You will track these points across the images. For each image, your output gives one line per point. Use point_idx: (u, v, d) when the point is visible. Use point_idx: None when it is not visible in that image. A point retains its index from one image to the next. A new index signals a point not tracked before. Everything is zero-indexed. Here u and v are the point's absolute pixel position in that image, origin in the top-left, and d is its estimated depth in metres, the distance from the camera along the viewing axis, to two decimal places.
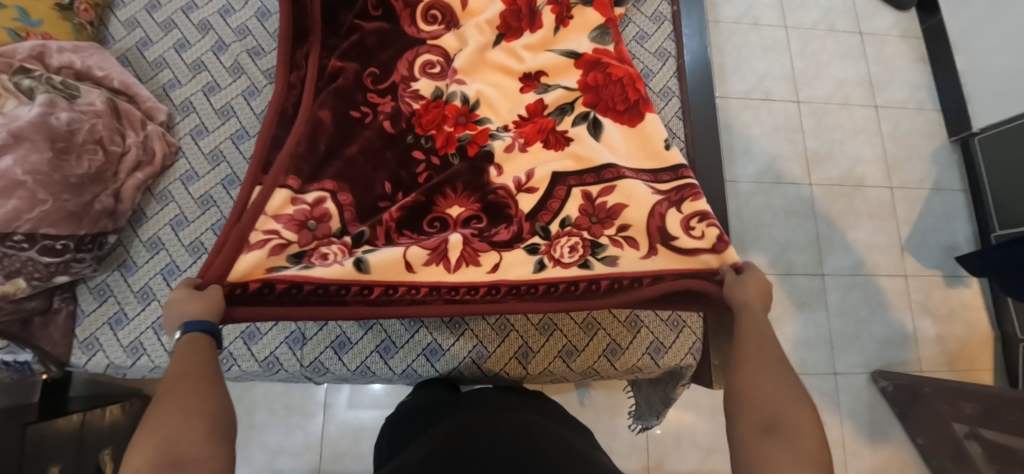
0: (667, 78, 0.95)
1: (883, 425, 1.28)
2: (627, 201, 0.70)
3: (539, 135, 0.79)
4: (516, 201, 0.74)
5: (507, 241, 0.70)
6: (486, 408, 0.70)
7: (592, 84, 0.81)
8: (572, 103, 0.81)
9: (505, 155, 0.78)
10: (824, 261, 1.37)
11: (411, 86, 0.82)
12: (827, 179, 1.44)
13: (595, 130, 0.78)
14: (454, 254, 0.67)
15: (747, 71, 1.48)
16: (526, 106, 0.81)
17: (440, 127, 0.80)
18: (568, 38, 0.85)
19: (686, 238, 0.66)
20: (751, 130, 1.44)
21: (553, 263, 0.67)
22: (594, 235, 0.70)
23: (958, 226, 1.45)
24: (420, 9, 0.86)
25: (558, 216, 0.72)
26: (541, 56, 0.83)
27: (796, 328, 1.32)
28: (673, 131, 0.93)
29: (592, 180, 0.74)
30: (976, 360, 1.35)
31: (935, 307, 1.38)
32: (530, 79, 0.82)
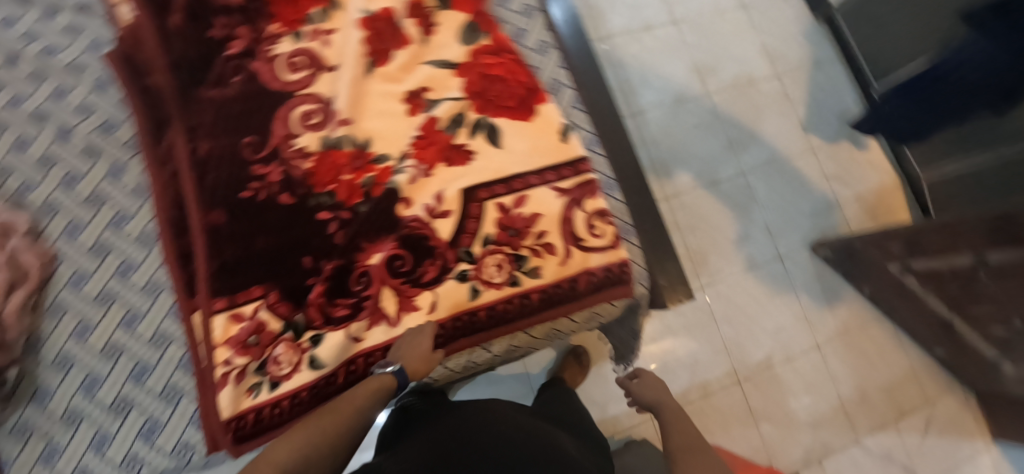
0: (540, 32, 0.94)
1: (833, 288, 1.39)
2: (539, 209, 0.80)
3: (440, 155, 0.81)
4: (433, 229, 0.78)
5: (436, 275, 0.77)
6: (484, 408, 0.73)
7: (476, 89, 0.84)
8: (462, 112, 0.83)
9: (412, 187, 0.79)
10: (740, 160, 1.44)
11: (294, 144, 0.80)
12: (721, 85, 1.50)
13: (493, 136, 0.83)
14: (390, 309, 0.75)
15: (622, 6, 1.51)
16: (419, 126, 0.82)
17: (339, 180, 0.79)
18: (440, 44, 0.85)
19: (591, 238, 0.80)
20: (641, 59, 1.48)
21: (486, 286, 0.77)
22: (515, 248, 0.79)
23: (843, 92, 1.56)
24: (281, 61, 0.83)
25: (478, 236, 0.79)
26: (418, 73, 0.84)
27: (735, 229, 1.39)
28: (558, 80, 0.91)
29: (503, 190, 0.80)
30: (892, 204, 1.48)
31: (846, 170, 1.49)
32: (416, 98, 0.84)
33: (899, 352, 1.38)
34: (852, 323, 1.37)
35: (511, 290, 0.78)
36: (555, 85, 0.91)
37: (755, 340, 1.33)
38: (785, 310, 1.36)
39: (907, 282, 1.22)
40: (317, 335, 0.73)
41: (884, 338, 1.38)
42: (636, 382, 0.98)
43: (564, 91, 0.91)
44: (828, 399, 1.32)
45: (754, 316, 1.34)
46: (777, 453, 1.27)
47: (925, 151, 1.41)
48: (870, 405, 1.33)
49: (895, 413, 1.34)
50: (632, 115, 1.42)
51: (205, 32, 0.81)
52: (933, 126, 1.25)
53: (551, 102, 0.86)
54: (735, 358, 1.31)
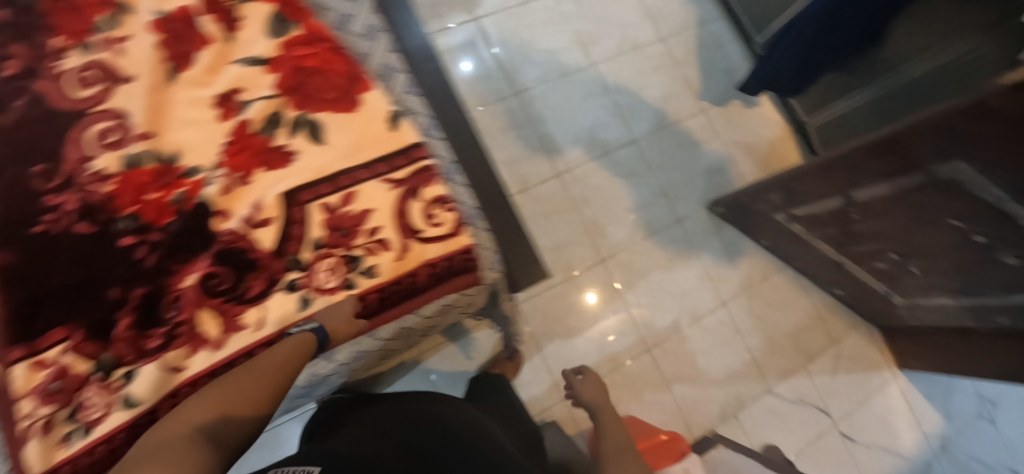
0: (367, 16, 0.90)
1: (733, 244, 1.40)
2: (369, 205, 0.76)
3: (257, 159, 0.76)
4: (253, 240, 0.74)
5: (263, 288, 0.73)
6: (423, 407, 0.71)
7: (292, 85, 0.79)
8: (278, 111, 0.78)
9: (225, 198, 0.74)
10: (632, 127, 1.42)
11: (91, 168, 0.73)
12: (605, 53, 1.47)
13: (314, 133, 0.78)
14: (212, 331, 0.71)
15: None
16: (230, 132, 0.77)
17: (144, 201, 0.73)
18: (246, 41, 0.79)
19: (428, 228, 0.76)
20: (521, 34, 1.43)
21: (317, 293, 0.73)
22: (348, 249, 0.75)
23: (729, 49, 1.56)
24: (69, 78, 0.75)
25: (306, 241, 0.74)
26: (226, 73, 0.78)
27: (631, 197, 1.37)
28: (390, 65, 0.87)
29: (327, 189, 0.75)
30: (784, 154, 1.50)
31: (738, 125, 1.49)
32: (228, 101, 0.77)
33: (803, 297, 1.40)
34: (755, 275, 1.39)
35: (346, 294, 0.74)
36: (386, 72, 0.86)
37: (661, 305, 1.32)
38: (689, 272, 1.35)
39: (794, 229, 1.23)
40: (130, 372, 0.68)
41: (787, 287, 1.40)
42: (580, 382, 1.05)
43: (397, 75, 0.86)
44: (739, 354, 1.33)
45: (658, 282, 1.33)
46: (693, 414, 1.28)
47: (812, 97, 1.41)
48: (780, 353, 1.35)
49: (804, 357, 1.37)
50: (516, 93, 1.37)
51: None
52: (816, 72, 1.26)
53: (377, 88, 0.82)
54: (643, 327, 1.30)
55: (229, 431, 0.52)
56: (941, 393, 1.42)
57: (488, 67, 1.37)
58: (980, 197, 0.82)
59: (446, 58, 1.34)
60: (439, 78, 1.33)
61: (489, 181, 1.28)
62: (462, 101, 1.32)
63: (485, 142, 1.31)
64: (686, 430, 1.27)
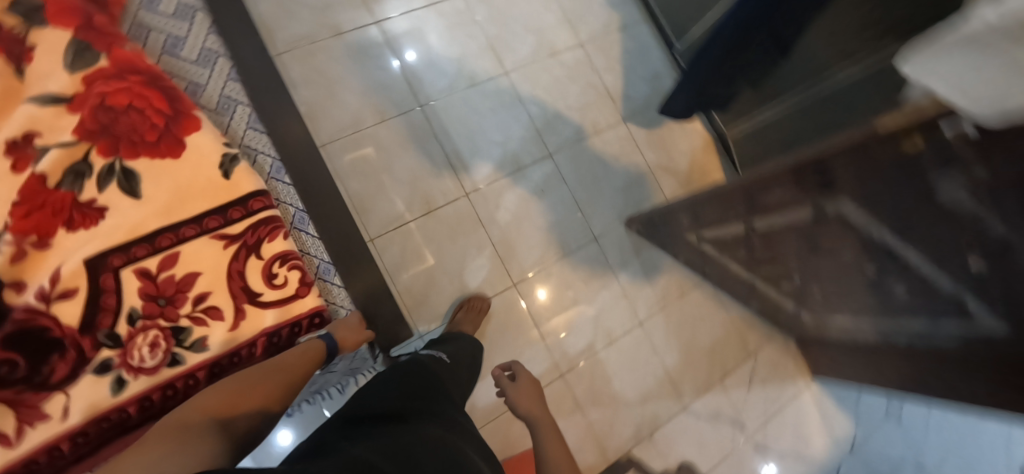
0: (204, 40, 0.87)
1: (651, 260, 1.36)
2: (196, 267, 0.66)
3: (58, 217, 0.65)
4: (55, 316, 0.63)
5: (70, 370, 0.62)
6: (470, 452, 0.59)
7: (99, 127, 0.67)
8: (85, 158, 0.67)
9: (17, 267, 0.62)
10: (546, 141, 1.35)
11: None
12: (518, 60, 1.38)
13: (128, 183, 0.66)
14: (8, 425, 0.59)
15: None
16: (21, 186, 0.64)
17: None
18: (43, 74, 0.67)
19: (269, 290, 0.68)
20: (428, 41, 1.31)
21: (135, 374, 0.63)
22: (172, 319, 0.65)
23: (651, 55, 1.50)
24: None
25: (122, 312, 0.64)
26: (17, 115, 0.65)
27: (546, 215, 1.30)
28: (232, 95, 0.85)
29: (144, 252, 0.65)
30: (705, 166, 1.45)
31: (657, 137, 1.44)
32: (20, 147, 0.65)
33: (719, 311, 1.39)
34: (672, 292, 1.36)
35: (171, 372, 0.64)
36: (225, 103, 0.84)
37: (576, 327, 1.27)
38: (605, 292, 1.31)
39: (706, 250, 1.20)
40: None
41: (704, 303, 1.38)
42: (513, 384, 0.95)
43: (238, 106, 0.85)
44: (654, 373, 1.30)
45: (574, 303, 1.28)
46: (608, 438, 1.24)
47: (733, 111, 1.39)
48: (696, 369, 1.34)
49: (720, 372, 1.36)
50: (419, 105, 1.26)
51: None
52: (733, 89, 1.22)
53: (206, 127, 0.72)
54: (556, 351, 1.24)
55: (236, 425, 0.54)
56: (850, 400, 1.45)
57: (388, 77, 1.25)
58: (865, 234, 0.78)
59: (339, 68, 1.22)
60: (332, 91, 1.20)
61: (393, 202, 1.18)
62: (358, 115, 1.20)
63: (385, 160, 1.20)
64: (601, 456, 1.23)
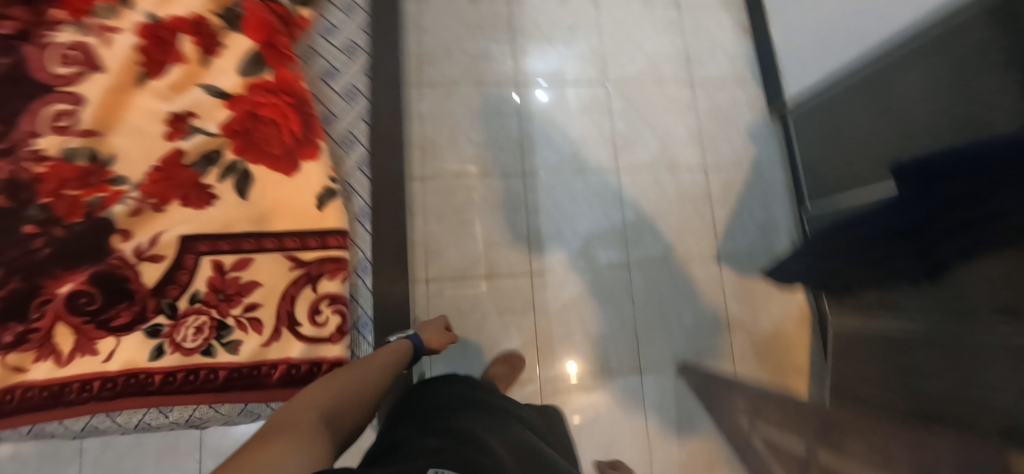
0: (355, 76, 0.85)
1: (692, 421, 1.16)
2: (259, 278, 0.72)
3: (179, 190, 0.74)
4: (138, 272, 0.72)
5: (129, 322, 0.71)
6: (518, 435, 0.66)
7: (240, 128, 0.76)
8: (220, 150, 0.76)
9: (132, 219, 0.73)
10: (628, 250, 1.25)
11: (31, 144, 0.74)
12: (635, 162, 1.31)
13: (242, 184, 0.75)
14: (66, 346, 0.69)
15: (547, 50, 1.34)
16: (165, 156, 0.75)
17: (61, 194, 0.73)
18: (220, 69, 0.78)
19: (309, 325, 0.72)
20: (554, 120, 1.30)
21: (174, 349, 0.70)
22: (221, 314, 0.71)
23: (776, 203, 1.32)
24: (57, 51, 0.78)
25: (187, 290, 0.72)
26: (188, 97, 0.77)
27: (597, 322, 1.19)
28: (355, 137, 0.83)
29: (227, 247, 0.73)
30: (788, 343, 1.22)
31: (745, 287, 1.26)
32: (179, 122, 0.76)
33: None
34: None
35: (199, 360, 0.70)
36: (346, 140, 0.82)
37: None
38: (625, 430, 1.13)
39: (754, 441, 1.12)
40: None
41: None
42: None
43: (355, 148, 0.82)
44: None
45: None
46: None
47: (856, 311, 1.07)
48: None
49: None
50: (522, 175, 1.25)
51: None
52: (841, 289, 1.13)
53: (321, 158, 0.78)
54: None
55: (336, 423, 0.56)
56: None
57: (499, 140, 1.26)
58: None
59: (467, 114, 1.26)
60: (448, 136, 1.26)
61: (448, 258, 1.18)
62: (461, 165, 1.23)
63: (465, 214, 1.20)
64: None
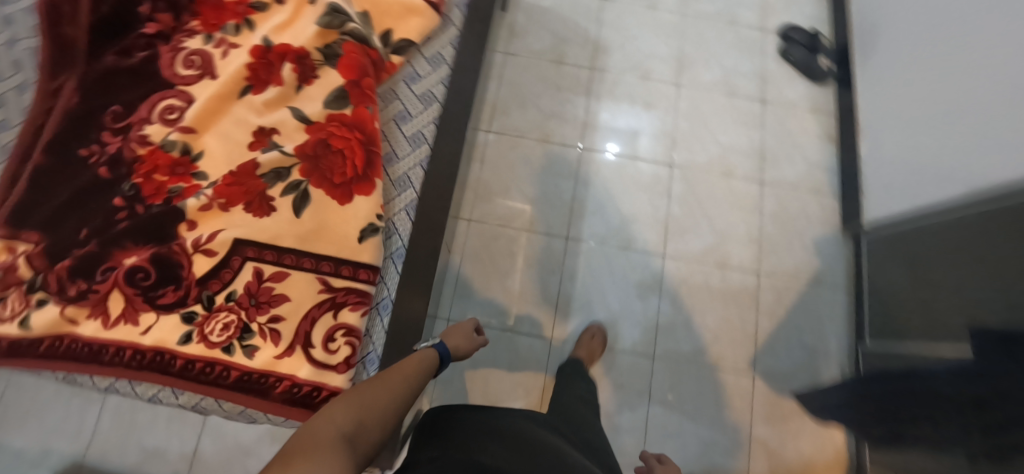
0: (424, 123, 0.89)
1: None
2: (289, 294, 0.77)
3: (244, 196, 0.82)
4: (190, 261, 0.79)
5: (171, 303, 0.78)
6: (521, 424, 0.76)
7: (311, 153, 0.83)
8: (289, 168, 0.83)
9: (198, 213, 0.81)
10: (658, 339, 1.20)
11: (142, 129, 0.86)
12: (685, 251, 1.27)
13: (299, 203, 0.81)
14: (115, 311, 0.78)
15: (622, 123, 1.36)
16: (241, 163, 0.83)
17: (151, 177, 0.84)
18: (308, 96, 0.85)
19: (320, 349, 0.75)
20: (609, 190, 1.30)
21: (200, 338, 0.77)
22: (248, 318, 0.77)
23: (830, 328, 1.23)
24: (183, 54, 0.90)
25: (227, 287, 0.78)
26: (275, 115, 0.85)
27: (606, 407, 1.15)
28: (410, 181, 0.86)
29: (270, 258, 0.78)
30: None
31: (776, 412, 1.17)
32: (263, 135, 0.85)
33: None
34: None
35: (218, 355, 0.76)
36: (401, 182, 0.85)
37: None
38: None
39: None
40: (44, 301, 0.79)
41: None
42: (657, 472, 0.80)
43: (407, 191, 0.85)
44: None
45: None
46: None
47: (899, 458, 0.98)
48: None
49: None
50: (566, 237, 1.26)
51: (137, 7, 0.91)
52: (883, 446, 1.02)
53: (375, 195, 0.82)
54: None
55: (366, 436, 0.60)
56: None
57: (555, 199, 1.29)
58: None
59: (529, 167, 1.31)
60: (506, 184, 1.29)
61: (477, 301, 1.21)
62: (511, 215, 1.27)
63: (501, 265, 1.24)
64: None
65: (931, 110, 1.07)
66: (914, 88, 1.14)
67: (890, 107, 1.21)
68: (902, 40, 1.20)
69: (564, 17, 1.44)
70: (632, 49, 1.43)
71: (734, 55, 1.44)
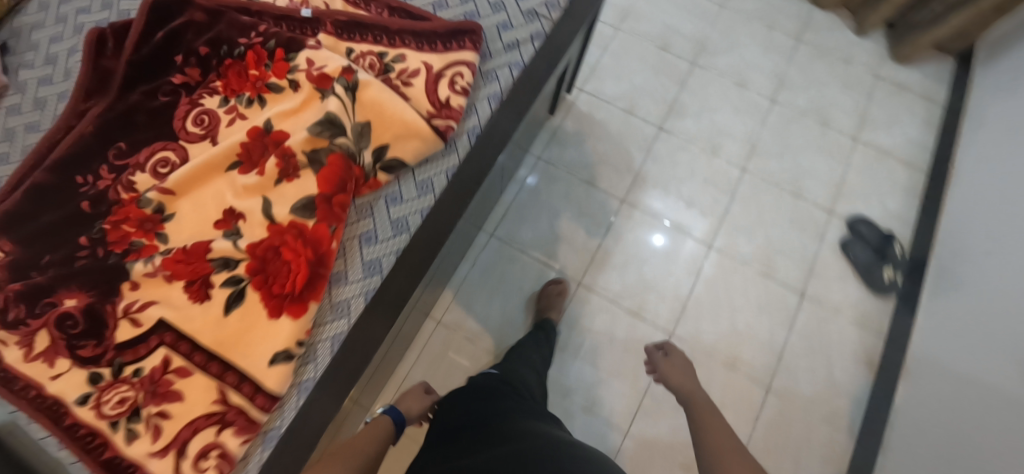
0: (385, 252, 0.84)
1: None
2: (184, 394, 0.76)
3: (188, 275, 0.81)
4: (116, 323, 0.80)
5: (86, 357, 0.79)
6: (537, 426, 0.76)
7: (260, 254, 0.80)
8: (238, 261, 0.81)
9: (143, 278, 0.81)
10: None
11: (133, 174, 0.88)
12: (651, 438, 1.11)
13: (233, 301, 0.79)
14: (40, 346, 0.78)
15: (634, 270, 1.23)
16: (197, 241, 0.83)
17: (118, 225, 0.85)
18: (281, 193, 0.83)
19: (189, 463, 0.73)
20: (591, 341, 1.18)
21: (93, 404, 0.76)
22: (143, 402, 0.76)
23: None
24: (195, 109, 0.91)
25: (137, 362, 0.78)
26: (247, 201, 0.84)
27: None
28: (348, 309, 0.82)
29: (183, 350, 0.78)
30: None
31: None
32: (228, 218, 0.84)
33: None
34: None
35: (103, 427, 0.75)
36: (339, 308, 0.81)
37: None
38: None
39: None
40: None
41: None
42: (664, 359, 1.06)
43: (341, 319, 0.81)
44: None
45: None
46: None
47: None
48: None
49: None
50: None
51: (173, 54, 0.94)
52: None
53: (305, 320, 0.78)
54: None
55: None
56: None
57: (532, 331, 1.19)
58: None
59: (519, 287, 1.23)
60: (488, 297, 1.22)
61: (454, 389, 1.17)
62: (481, 332, 1.20)
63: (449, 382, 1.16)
64: None
65: (1011, 389, 0.85)
66: (999, 355, 0.91)
67: (956, 363, 1.00)
68: (1006, 285, 0.98)
69: (612, 136, 1.35)
70: (672, 192, 1.30)
71: (787, 230, 1.27)
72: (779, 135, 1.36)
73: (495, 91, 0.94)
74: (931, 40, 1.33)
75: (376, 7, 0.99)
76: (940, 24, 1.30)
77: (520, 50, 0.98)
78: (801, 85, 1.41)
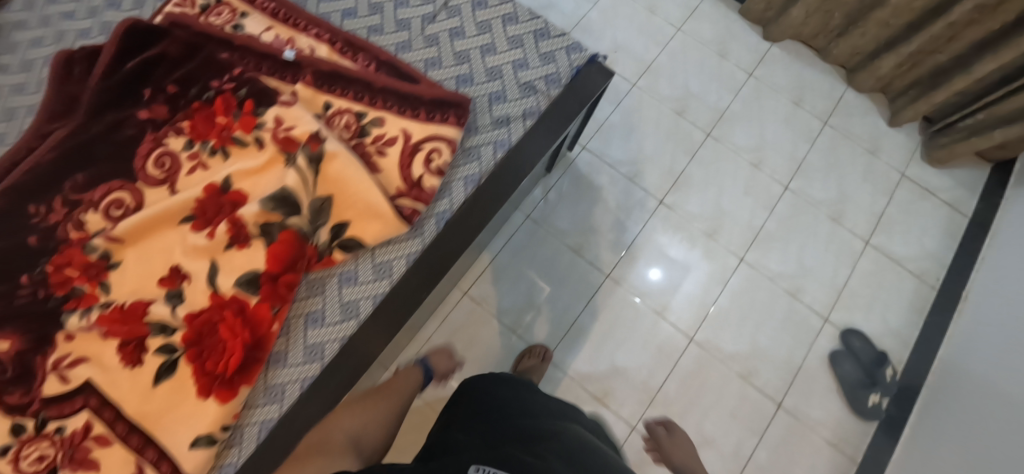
0: (329, 337, 0.80)
1: None
2: (104, 463, 0.72)
3: (122, 337, 0.77)
4: (45, 375, 0.75)
5: (12, 406, 0.73)
6: (564, 423, 0.73)
7: (198, 327, 0.77)
8: (175, 329, 0.78)
9: (79, 331, 0.77)
10: None
11: (84, 213, 0.83)
12: None
13: (163, 372, 0.76)
14: None
15: (608, 353, 1.17)
16: (136, 299, 0.79)
17: (61, 268, 0.80)
18: (228, 261, 0.79)
19: None
20: None
21: (9, 460, 0.70)
22: (60, 465, 0.72)
23: None
24: (156, 150, 0.86)
25: (61, 420, 0.73)
26: (194, 263, 0.79)
27: None
28: (282, 395, 0.78)
29: (106, 417, 0.74)
30: None
31: None
32: (173, 278, 0.79)
33: None
34: None
35: None
36: (273, 392, 0.78)
37: None
38: None
39: None
40: None
41: None
42: (669, 439, 1.01)
43: (272, 404, 0.78)
44: None
45: None
46: None
47: None
48: None
49: None
50: None
51: (141, 87, 0.89)
52: None
53: (232, 404, 0.75)
54: None
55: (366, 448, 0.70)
56: None
57: None
58: None
59: (486, 355, 1.17)
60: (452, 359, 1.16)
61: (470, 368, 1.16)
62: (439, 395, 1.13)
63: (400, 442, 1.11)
64: None
65: None
66: None
67: None
68: (990, 446, 0.91)
69: (609, 203, 1.27)
70: (661, 274, 1.23)
71: (776, 333, 1.20)
72: (786, 227, 1.27)
73: (474, 172, 0.88)
74: (970, 148, 1.23)
75: (363, 57, 0.93)
76: (983, 135, 1.19)
77: (509, 128, 0.91)
78: (819, 175, 1.32)
